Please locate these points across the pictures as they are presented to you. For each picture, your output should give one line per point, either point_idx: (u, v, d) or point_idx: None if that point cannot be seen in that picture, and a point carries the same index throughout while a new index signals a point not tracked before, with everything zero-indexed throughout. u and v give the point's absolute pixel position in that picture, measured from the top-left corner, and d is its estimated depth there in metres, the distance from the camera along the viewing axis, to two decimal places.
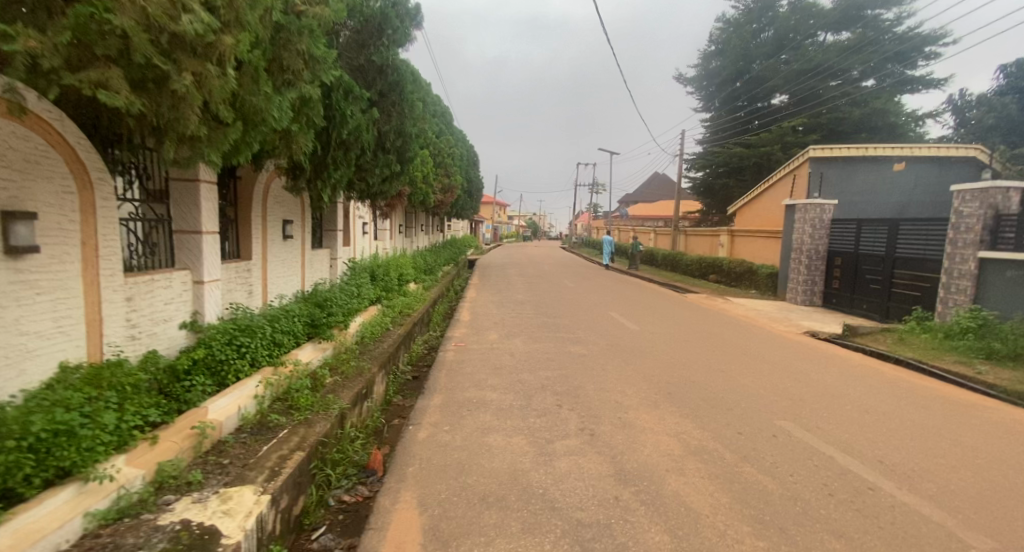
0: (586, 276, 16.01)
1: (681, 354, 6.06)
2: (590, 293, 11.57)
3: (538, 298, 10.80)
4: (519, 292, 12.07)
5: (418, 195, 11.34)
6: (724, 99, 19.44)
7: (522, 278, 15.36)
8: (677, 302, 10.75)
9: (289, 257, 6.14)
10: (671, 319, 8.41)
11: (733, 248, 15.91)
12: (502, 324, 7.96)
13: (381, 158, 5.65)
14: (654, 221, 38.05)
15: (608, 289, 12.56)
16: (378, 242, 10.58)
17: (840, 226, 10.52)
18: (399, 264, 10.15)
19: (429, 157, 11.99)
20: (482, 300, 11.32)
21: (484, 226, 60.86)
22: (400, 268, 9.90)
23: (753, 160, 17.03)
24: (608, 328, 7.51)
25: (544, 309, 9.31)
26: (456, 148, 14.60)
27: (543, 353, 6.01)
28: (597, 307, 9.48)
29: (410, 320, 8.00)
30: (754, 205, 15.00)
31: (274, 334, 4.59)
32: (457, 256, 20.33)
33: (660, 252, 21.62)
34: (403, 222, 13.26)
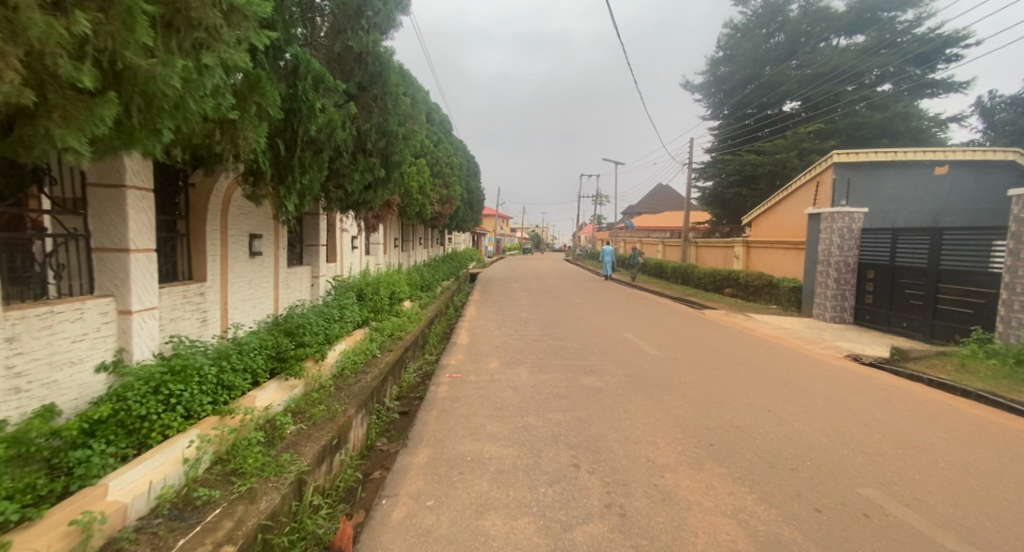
0: (593, 290, 15.10)
1: (713, 387, 5.16)
2: (599, 311, 10.67)
3: (544, 316, 9.92)
4: (522, 309, 11.21)
5: (413, 206, 10.58)
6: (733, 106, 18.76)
7: (525, 294, 14.48)
8: (696, 321, 9.83)
9: (256, 277, 5.32)
10: (693, 342, 7.51)
11: (749, 260, 15.03)
12: (505, 349, 7.09)
13: (361, 162, 4.77)
14: (660, 232, 37.24)
15: (619, 305, 11.65)
16: (369, 258, 9.75)
17: (872, 236, 9.66)
18: (392, 280, 9.31)
19: (425, 166, 11.23)
20: (483, 319, 10.46)
21: (486, 239, 60.25)
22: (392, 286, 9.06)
23: (767, 168, 16.21)
24: (623, 353, 6.63)
25: (550, 330, 8.43)
26: (456, 158, 13.87)
27: (551, 387, 5.14)
28: (609, 328, 8.60)
29: (401, 345, 7.13)
30: (771, 215, 14.17)
31: (223, 375, 3.71)
32: (458, 270, 19.54)
33: (669, 264, 20.74)
34: (398, 236, 12.44)
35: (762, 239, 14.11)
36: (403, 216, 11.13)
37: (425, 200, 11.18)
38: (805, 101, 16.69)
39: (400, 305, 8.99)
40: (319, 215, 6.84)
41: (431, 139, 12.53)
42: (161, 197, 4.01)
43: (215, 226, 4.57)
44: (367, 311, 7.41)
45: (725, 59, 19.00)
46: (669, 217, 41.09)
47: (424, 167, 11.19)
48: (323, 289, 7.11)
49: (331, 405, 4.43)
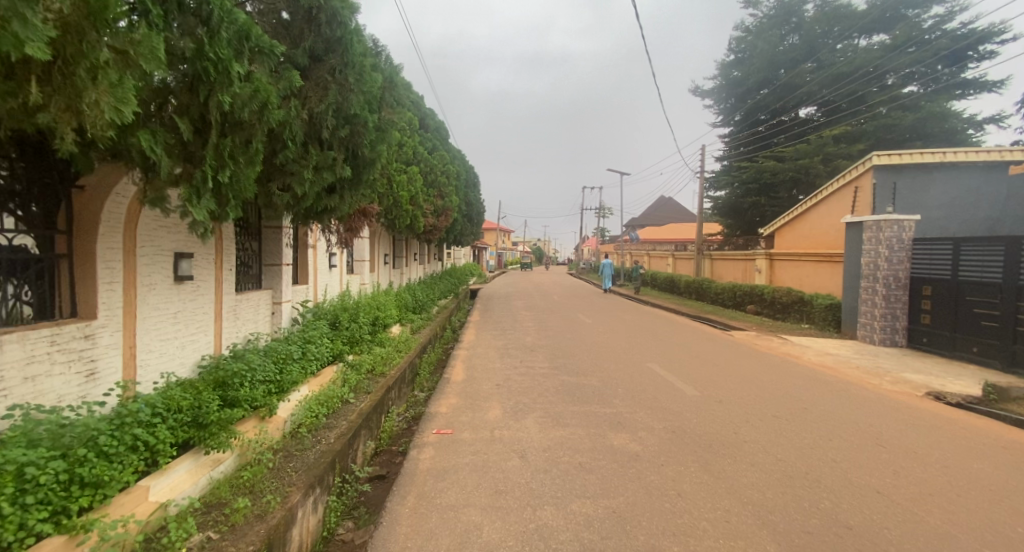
0: (604, 309, 13.82)
1: (785, 450, 3.86)
2: (615, 335, 9.35)
3: (552, 342, 8.64)
4: (527, 332, 9.93)
5: (402, 218, 9.47)
6: (746, 112, 17.77)
7: (529, 314, 13.18)
8: (727, 346, 8.53)
9: (185, 309, 4.11)
10: (735, 377, 6.20)
11: (775, 274, 13.78)
12: (507, 388, 5.79)
13: (315, 155, 3.61)
14: (666, 245, 36.15)
15: (636, 327, 10.34)
16: (350, 277, 8.50)
17: (927, 246, 8.42)
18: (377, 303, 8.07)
19: (416, 174, 10.08)
20: (482, 344, 9.15)
21: (487, 254, 59.33)
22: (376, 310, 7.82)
23: (788, 175, 15.02)
24: (654, 396, 5.33)
25: (560, 361, 7.14)
26: (451, 166, 12.71)
27: (569, 451, 3.86)
28: (630, 358, 7.28)
29: (384, 384, 5.85)
30: (797, 225, 12.97)
31: (101, 456, 2.45)
32: (457, 287, 18.35)
33: (681, 278, 19.51)
34: (388, 252, 11.22)
35: (789, 251, 12.89)
36: (390, 228, 9.91)
37: (415, 211, 9.99)
38: (826, 103, 15.61)
39: (386, 332, 7.73)
40: (283, 229, 5.69)
41: (424, 146, 11.41)
42: (36, 204, 2.90)
43: (115, 241, 3.36)
44: (342, 343, 6.15)
45: (737, 62, 18.01)
46: (675, 229, 39.89)
47: (415, 174, 10.01)
48: (288, 318, 5.89)
49: (267, 490, 3.17)
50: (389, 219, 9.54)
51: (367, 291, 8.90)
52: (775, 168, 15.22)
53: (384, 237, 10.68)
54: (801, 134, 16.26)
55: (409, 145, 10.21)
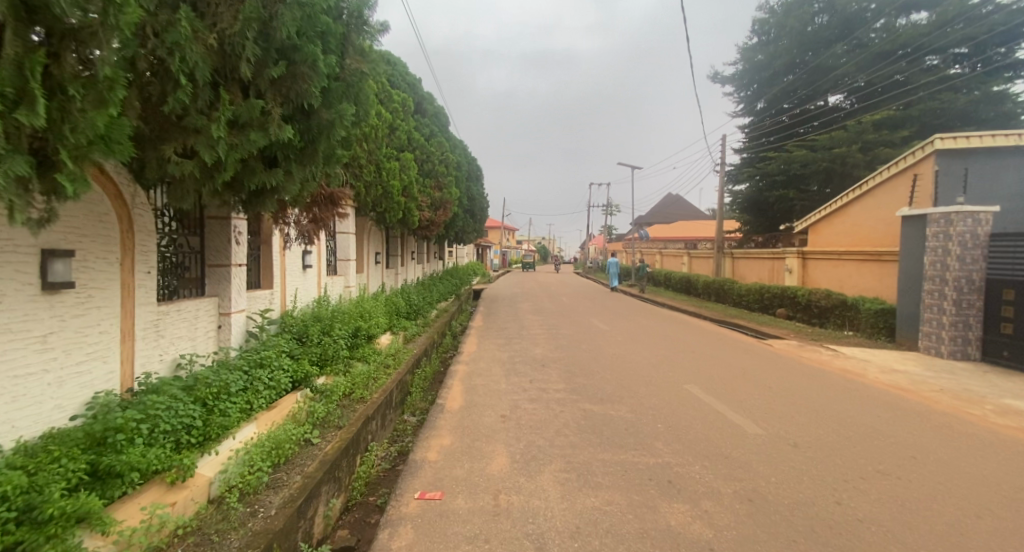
0: (619, 313, 12.55)
1: (929, 541, 2.60)
2: (638, 346, 8.06)
3: (566, 356, 7.39)
4: (537, 341, 8.67)
5: (394, 210, 8.37)
6: (770, 99, 16.44)
7: (538, 318, 11.92)
8: (773, 361, 7.25)
9: (61, 331, 2.82)
10: (802, 407, 4.93)
11: (809, 274, 12.45)
12: (515, 423, 4.56)
13: (231, 104, 2.44)
14: (676, 243, 34.83)
15: (660, 336, 9.05)
16: (331, 280, 7.29)
17: (1010, 242, 7.10)
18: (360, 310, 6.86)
19: (409, 161, 8.85)
20: (484, 356, 7.90)
21: (491, 253, 58.24)
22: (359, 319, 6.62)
23: (822, 165, 13.59)
24: (707, 437, 4.08)
25: (578, 382, 5.89)
26: (451, 156, 11.48)
27: (607, 538, 2.63)
28: (663, 378, 6.01)
29: (361, 414, 4.65)
30: (836, 220, 11.68)
31: None
32: (459, 288, 17.18)
33: (699, 279, 18.21)
34: (379, 251, 9.99)
35: (827, 250, 11.60)
36: (379, 224, 8.69)
37: (409, 203, 8.79)
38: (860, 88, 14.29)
39: (370, 345, 6.53)
40: (232, 220, 4.49)
41: (419, 132, 10.25)
42: None
43: None
44: (309, 363, 4.95)
45: (760, 46, 16.67)
46: (686, 226, 38.50)
47: (407, 162, 8.78)
48: (239, 333, 4.68)
49: None
50: (377, 212, 8.34)
51: (351, 296, 7.69)
52: (807, 158, 13.80)
53: (373, 234, 9.47)
54: (831, 122, 14.95)
55: (399, 128, 8.99)
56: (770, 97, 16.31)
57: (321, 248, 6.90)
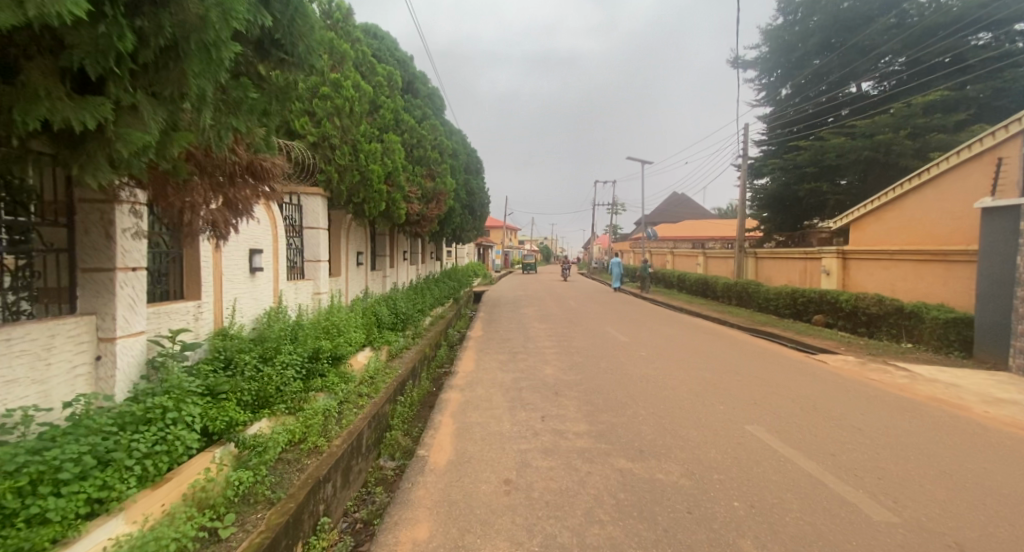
0: (636, 320, 11.13)
1: None
2: (670, 366, 6.64)
3: (583, 379, 5.98)
4: (546, 358, 7.26)
5: (374, 202, 6.99)
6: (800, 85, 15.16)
7: (546, 326, 10.52)
8: (841, 388, 5.84)
9: None
10: (925, 468, 3.50)
11: (851, 276, 11.04)
12: (523, 497, 3.16)
13: None
14: (686, 243, 33.39)
15: (692, 352, 7.63)
16: (292, 287, 5.87)
17: None
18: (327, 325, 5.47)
19: (395, 143, 7.46)
20: (483, 375, 6.50)
21: (493, 253, 56.87)
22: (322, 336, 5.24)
23: (863, 154, 12.13)
24: (817, 530, 2.66)
25: (605, 421, 4.49)
26: (447, 142, 10.07)
27: None
28: (714, 417, 4.61)
29: (307, 479, 3.26)
30: (886, 216, 10.33)
31: None
32: (457, 291, 15.80)
33: (719, 281, 16.76)
34: (362, 250, 8.61)
35: (875, 250, 10.20)
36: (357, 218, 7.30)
37: (394, 193, 7.41)
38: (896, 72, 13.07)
39: (336, 371, 5.13)
40: (115, 206, 3.09)
41: (409, 113, 8.92)
42: None
43: None
44: (238, 404, 3.56)
45: (788, 26, 15.36)
46: (696, 226, 36.99)
47: (391, 144, 7.37)
48: (135, 363, 3.28)
49: None
50: (353, 203, 6.99)
51: (319, 306, 6.30)
52: (846, 146, 12.35)
53: (353, 232, 8.08)
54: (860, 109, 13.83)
55: (382, 105, 7.57)
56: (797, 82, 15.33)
57: (274, 248, 5.51)
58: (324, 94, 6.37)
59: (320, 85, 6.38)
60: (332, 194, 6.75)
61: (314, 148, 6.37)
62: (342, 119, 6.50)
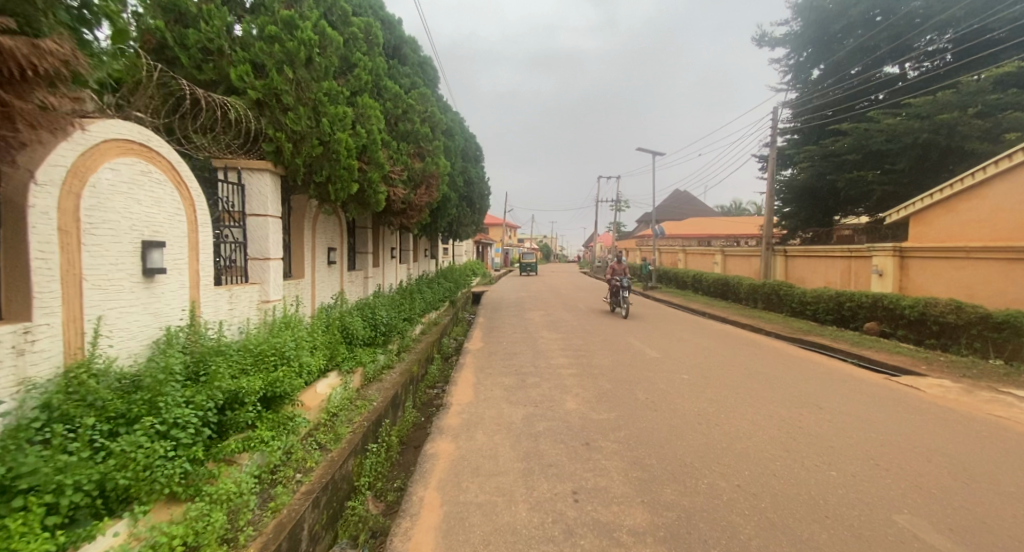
0: (660, 330, 9.57)
1: None
2: (730, 400, 5.03)
3: (620, 422, 4.40)
4: (564, 384, 5.68)
5: (343, 182, 5.37)
6: (833, 66, 14.88)
7: (556, 336, 8.91)
8: (975, 432, 4.26)
9: None
10: None
11: (911, 278, 9.52)
12: None
13: None
14: (696, 241, 31.85)
15: (748, 376, 6.04)
16: (222, 296, 4.27)
17: None
18: (263, 350, 3.85)
19: (371, 108, 5.83)
20: (484, 411, 4.90)
21: (492, 251, 55.38)
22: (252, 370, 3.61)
23: (921, 138, 10.59)
24: None
25: (674, 509, 2.91)
26: (442, 116, 8.38)
27: None
28: (835, 497, 3.03)
29: None
30: (963, 207, 8.79)
31: None
32: (454, 292, 14.19)
33: (743, 282, 15.20)
34: (335, 246, 7.04)
35: (948, 246, 8.64)
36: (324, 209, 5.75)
37: (369, 172, 5.82)
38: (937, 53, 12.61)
39: (271, 422, 3.50)
40: None
41: (396, 81, 7.39)
42: None
43: None
44: (46, 518, 1.84)
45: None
46: (704, 224, 35.43)
47: (366, 109, 5.73)
48: None
49: None
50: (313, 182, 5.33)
51: (265, 323, 4.67)
52: (901, 129, 10.81)
53: (321, 225, 6.50)
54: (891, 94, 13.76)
55: (357, 63, 5.96)
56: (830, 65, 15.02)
57: (188, 243, 3.86)
58: (271, 35, 4.75)
59: (268, 25, 4.83)
60: (287, 172, 5.16)
61: (258, 110, 4.79)
62: (296, 71, 4.89)
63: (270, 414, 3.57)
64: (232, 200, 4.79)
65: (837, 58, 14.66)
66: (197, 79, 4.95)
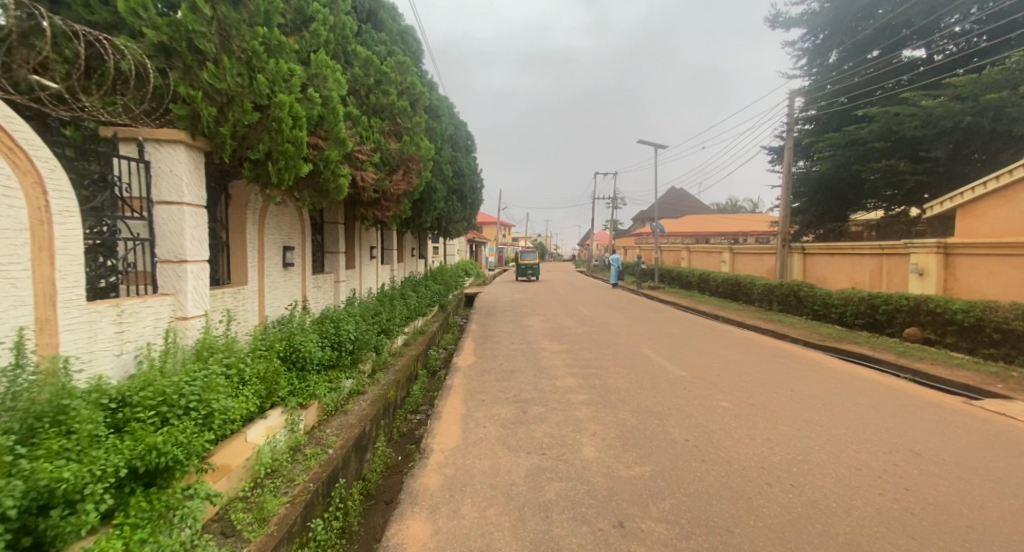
0: (676, 339, 8.41)
1: None
2: (797, 443, 3.84)
3: (659, 484, 3.21)
4: (577, 419, 4.49)
5: (289, 161, 4.11)
6: (853, 49, 14.19)
7: (559, 348, 7.71)
8: None
9: None
10: None
11: (959, 278, 8.44)
12: None
13: None
14: (696, 239, 30.90)
15: (802, 403, 4.89)
16: (103, 316, 3.02)
17: None
18: (142, 398, 2.61)
19: (328, 68, 4.57)
20: (475, 462, 3.67)
21: (486, 250, 54.31)
22: (106, 437, 2.30)
23: (963, 121, 9.54)
24: None
25: None
26: (426, 90, 7.13)
27: None
28: None
29: None
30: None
31: None
32: (444, 296, 12.99)
33: (756, 283, 14.12)
34: (292, 246, 5.82)
35: (1007, 242, 7.59)
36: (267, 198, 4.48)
37: (329, 149, 4.58)
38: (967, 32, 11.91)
39: (145, 510, 2.26)
40: None
41: (369, 47, 6.19)
42: None
43: None
44: None
45: None
46: (703, 221, 34.48)
47: (319, 68, 4.48)
48: None
49: None
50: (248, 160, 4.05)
51: (169, 352, 3.39)
52: (939, 112, 9.75)
53: (270, 219, 5.27)
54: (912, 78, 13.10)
55: (314, 15, 4.73)
56: (849, 47, 14.26)
57: (29, 241, 2.57)
58: None
59: None
60: (212, 147, 3.88)
61: (164, 59, 3.52)
62: (220, 8, 3.63)
63: (142, 503, 2.26)
64: (130, 182, 3.52)
65: (857, 40, 13.96)
66: (89, 23, 3.67)
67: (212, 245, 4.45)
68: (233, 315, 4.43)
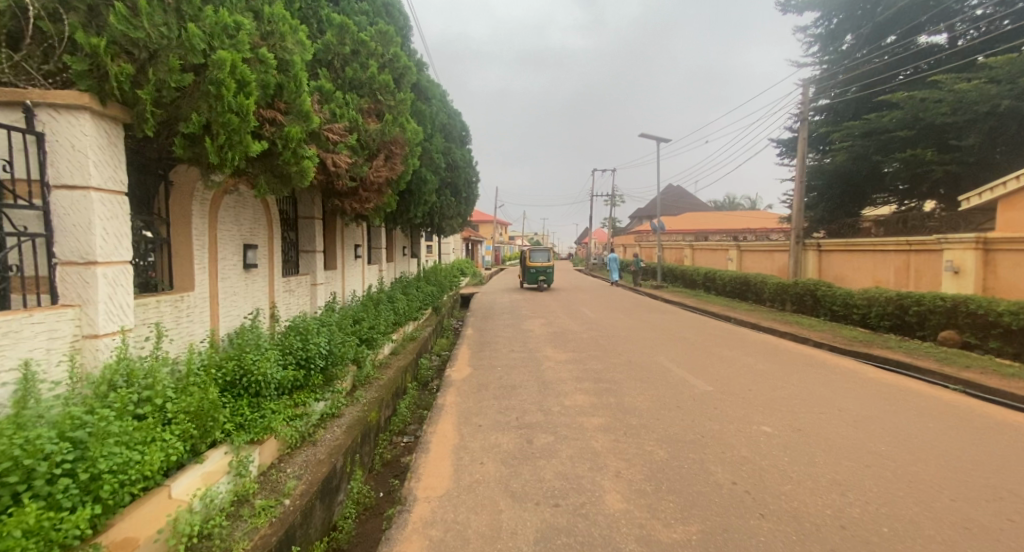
0: (692, 346, 7.64)
1: None
2: (875, 490, 3.04)
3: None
4: (594, 453, 3.69)
5: (234, 136, 3.27)
6: (869, 34, 13.50)
7: (564, 357, 6.93)
8: None
9: None
10: None
11: (1000, 276, 7.71)
12: None
13: None
14: (697, 236, 30.27)
15: (859, 429, 4.10)
16: None
17: None
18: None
19: (287, 24, 3.75)
20: (469, 519, 2.86)
21: (482, 248, 53.72)
22: None
23: (1000, 106, 8.96)
24: None
25: None
26: (413, 67, 6.31)
27: None
28: None
29: None
30: None
31: None
32: (438, 298, 12.19)
33: (768, 282, 13.37)
34: (254, 244, 4.98)
35: None
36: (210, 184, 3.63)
37: (290, 125, 3.74)
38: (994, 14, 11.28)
39: None
40: None
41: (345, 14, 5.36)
42: None
43: None
44: None
45: None
46: (704, 219, 33.84)
47: (275, 23, 3.65)
48: None
49: None
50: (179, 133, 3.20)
51: (61, 383, 2.51)
52: (973, 96, 9.09)
53: (224, 211, 4.43)
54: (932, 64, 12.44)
55: None
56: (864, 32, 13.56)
57: None
58: None
59: None
60: (131, 118, 3.05)
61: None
62: None
63: None
64: (14, 160, 2.66)
65: (874, 24, 13.27)
66: None
67: (144, 242, 3.59)
68: (168, 331, 3.57)
